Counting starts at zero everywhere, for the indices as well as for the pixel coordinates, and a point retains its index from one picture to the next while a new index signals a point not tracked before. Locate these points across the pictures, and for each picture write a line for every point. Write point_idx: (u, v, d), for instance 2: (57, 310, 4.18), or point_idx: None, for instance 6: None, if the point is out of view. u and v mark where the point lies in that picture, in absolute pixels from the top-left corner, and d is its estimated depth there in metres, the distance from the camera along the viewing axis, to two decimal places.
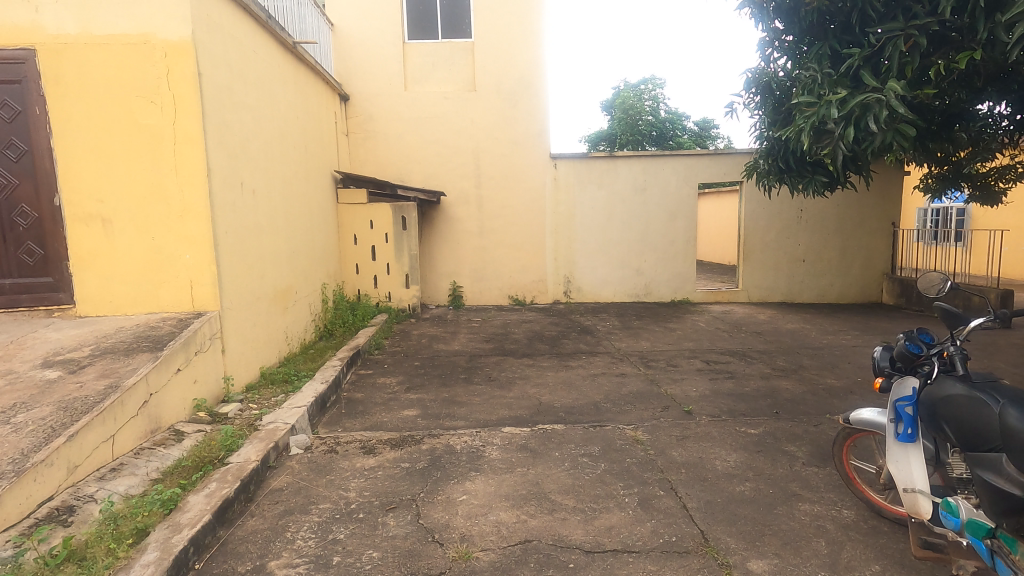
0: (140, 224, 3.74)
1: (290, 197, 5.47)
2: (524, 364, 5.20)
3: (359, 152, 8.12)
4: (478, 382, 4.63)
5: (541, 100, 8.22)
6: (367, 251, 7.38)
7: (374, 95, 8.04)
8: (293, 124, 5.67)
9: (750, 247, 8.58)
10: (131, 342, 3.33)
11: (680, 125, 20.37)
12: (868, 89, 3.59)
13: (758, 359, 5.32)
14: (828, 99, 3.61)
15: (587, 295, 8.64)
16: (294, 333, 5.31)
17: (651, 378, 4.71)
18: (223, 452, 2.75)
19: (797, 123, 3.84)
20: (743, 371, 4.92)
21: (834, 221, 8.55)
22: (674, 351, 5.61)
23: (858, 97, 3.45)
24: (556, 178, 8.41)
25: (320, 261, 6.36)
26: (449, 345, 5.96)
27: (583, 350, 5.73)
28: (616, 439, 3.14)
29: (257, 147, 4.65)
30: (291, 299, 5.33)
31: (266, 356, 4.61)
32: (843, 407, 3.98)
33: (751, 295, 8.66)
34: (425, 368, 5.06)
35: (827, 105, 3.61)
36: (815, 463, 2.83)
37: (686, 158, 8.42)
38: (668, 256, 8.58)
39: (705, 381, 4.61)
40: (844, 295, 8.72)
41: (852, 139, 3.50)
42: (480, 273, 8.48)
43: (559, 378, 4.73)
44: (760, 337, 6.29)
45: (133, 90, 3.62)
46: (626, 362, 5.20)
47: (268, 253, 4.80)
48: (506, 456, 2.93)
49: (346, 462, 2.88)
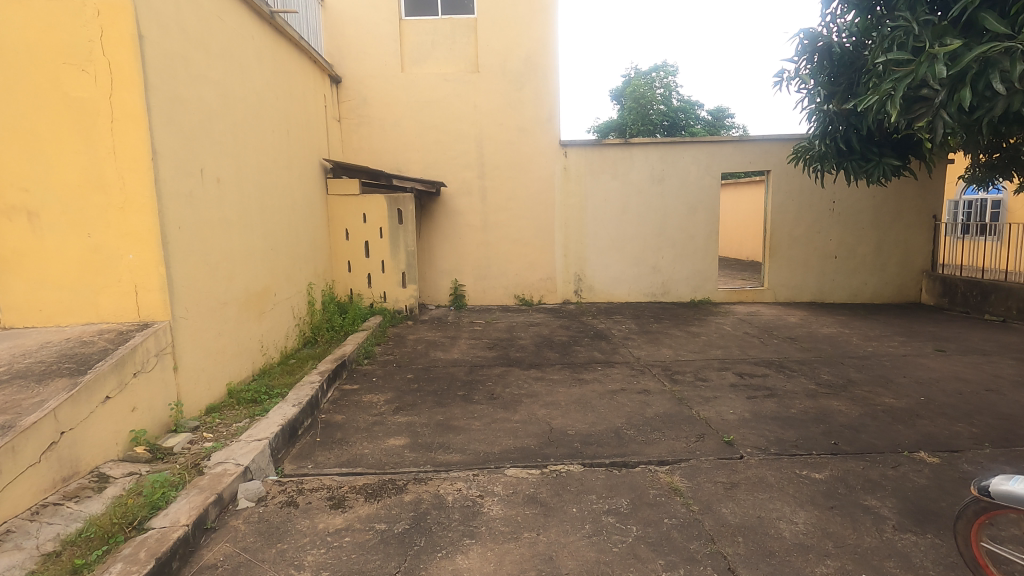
0: (73, 218, 3.11)
1: (267, 188, 4.84)
2: (532, 377, 4.57)
3: (351, 139, 7.48)
4: (479, 400, 4.01)
5: (550, 81, 7.55)
6: (360, 247, 6.76)
7: (368, 77, 7.39)
8: (273, 105, 5.04)
9: (777, 242, 7.88)
10: (51, 362, 2.70)
11: (693, 115, 19.67)
12: (997, 39, 2.61)
13: (798, 372, 4.67)
14: (931, 52, 2.69)
15: (599, 295, 7.99)
16: (272, 341, 4.70)
17: (679, 396, 4.07)
18: (144, 513, 2.14)
19: (882, 87, 2.97)
20: (784, 387, 4.26)
21: (869, 213, 7.84)
22: (702, 362, 4.96)
23: (977, 48, 2.50)
24: (566, 168, 7.74)
25: (305, 259, 5.75)
26: (448, 353, 5.34)
27: (597, 359, 5.09)
28: (648, 488, 2.51)
29: (222, 128, 4.02)
30: (269, 302, 4.73)
31: (235, 369, 4.01)
32: (915, 437, 3.31)
33: (778, 295, 7.98)
34: (419, 382, 4.44)
35: (929, 61, 2.70)
36: (910, 527, 2.18)
37: (708, 145, 7.73)
38: (687, 252, 7.91)
39: (743, 401, 3.96)
40: (879, 295, 8.03)
41: (965, 105, 2.54)
42: (484, 271, 7.84)
43: (573, 396, 4.10)
44: (796, 344, 5.62)
45: (60, 55, 2.98)
46: (648, 376, 4.55)
47: (238, 251, 4.19)
48: (510, 514, 2.31)
49: (305, 523, 2.26)
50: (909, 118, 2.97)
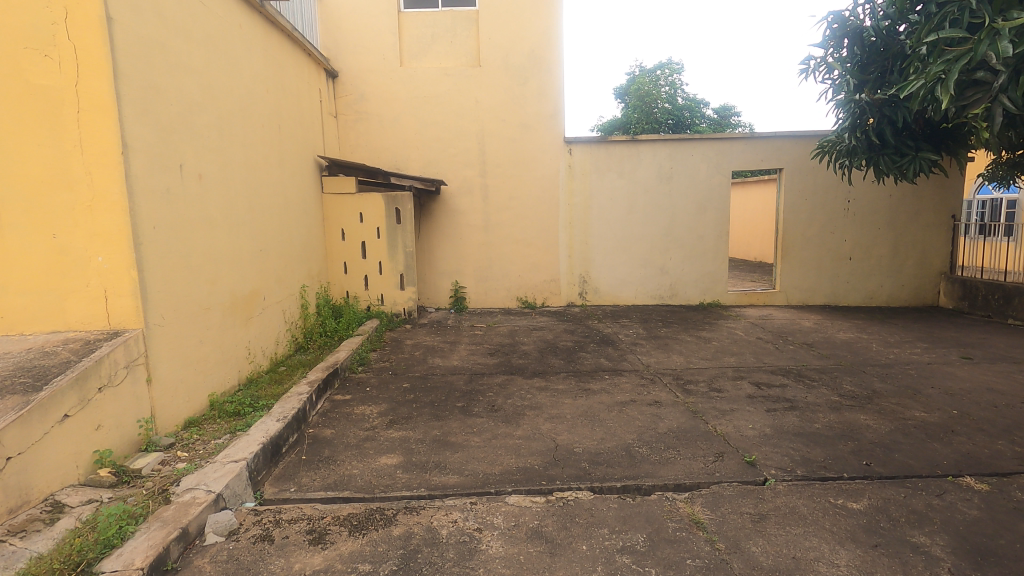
0: (34, 216, 2.82)
1: (256, 186, 4.58)
2: (534, 386, 4.30)
3: (349, 136, 7.23)
4: (479, 413, 3.74)
5: (555, 75, 7.28)
6: (356, 248, 6.50)
7: (366, 72, 7.13)
8: (263, 98, 4.78)
9: (790, 242, 7.60)
10: (4, 376, 2.44)
11: (698, 113, 19.38)
12: None
13: (818, 381, 4.39)
14: (987, 30, 2.33)
15: (605, 297, 7.72)
16: (260, 348, 4.44)
17: (693, 408, 3.79)
18: (95, 553, 1.89)
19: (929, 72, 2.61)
20: (805, 399, 3.99)
21: (885, 213, 7.55)
22: (715, 370, 4.69)
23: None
24: (571, 165, 7.46)
25: (298, 260, 5.50)
26: (447, 359, 5.07)
27: (603, 367, 4.81)
28: (666, 521, 2.25)
29: (206, 121, 3.76)
30: (258, 307, 4.47)
31: (219, 378, 3.76)
32: (954, 457, 3.03)
33: (791, 297, 7.70)
34: (416, 392, 4.18)
35: (985, 40, 2.34)
36: (968, 572, 1.92)
37: (718, 142, 7.44)
38: (696, 253, 7.63)
39: (762, 415, 3.68)
40: (895, 298, 7.73)
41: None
42: (485, 272, 7.58)
43: (579, 408, 3.83)
44: (813, 351, 5.34)
45: (18, 38, 2.70)
46: (659, 386, 4.28)
47: (223, 252, 3.93)
48: (511, 552, 2.05)
49: (279, 563, 2.01)
50: (961, 105, 2.63)
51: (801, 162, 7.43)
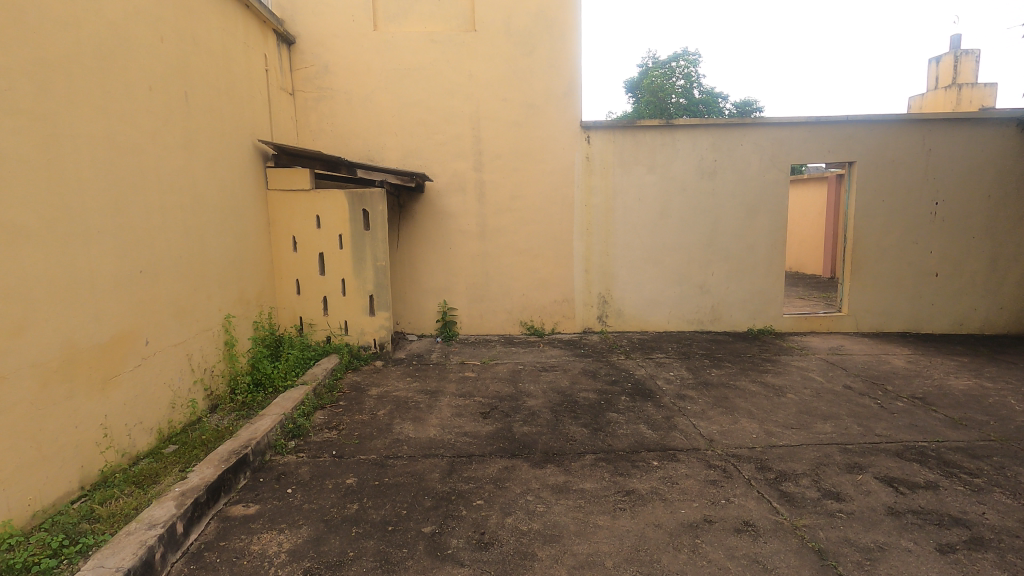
0: None
1: (134, 174, 3.08)
2: (547, 487, 2.77)
3: (309, 118, 5.73)
4: (458, 555, 2.23)
5: (569, 42, 5.78)
6: (311, 260, 5.00)
7: (330, 37, 5.63)
8: (152, 48, 3.28)
9: (862, 255, 6.08)
10: None
11: (717, 110, 17.96)
12: None
13: (983, 479, 2.86)
14: None
15: (630, 322, 6.22)
16: (132, 421, 2.94)
17: (815, 546, 2.27)
18: None
19: None
20: (988, 521, 2.46)
21: (982, 218, 6.02)
22: (817, 452, 3.16)
23: None
24: (589, 156, 5.97)
25: (219, 282, 3.98)
26: (420, 427, 3.53)
27: (646, 444, 3.29)
28: None
29: (6, 67, 2.26)
30: (130, 358, 2.96)
31: (27, 491, 2.27)
32: None
33: (861, 322, 6.20)
34: (362, 500, 2.64)
35: None
36: None
37: (774, 127, 5.93)
38: (743, 268, 6.13)
39: (942, 567, 2.15)
40: (989, 323, 6.20)
41: None
42: (481, 290, 6.07)
43: (624, 543, 2.30)
44: (935, 412, 3.80)
45: None
46: (741, 487, 2.76)
47: (47, 283, 2.43)
48: None
49: None
50: None
51: (877, 154, 5.94)
